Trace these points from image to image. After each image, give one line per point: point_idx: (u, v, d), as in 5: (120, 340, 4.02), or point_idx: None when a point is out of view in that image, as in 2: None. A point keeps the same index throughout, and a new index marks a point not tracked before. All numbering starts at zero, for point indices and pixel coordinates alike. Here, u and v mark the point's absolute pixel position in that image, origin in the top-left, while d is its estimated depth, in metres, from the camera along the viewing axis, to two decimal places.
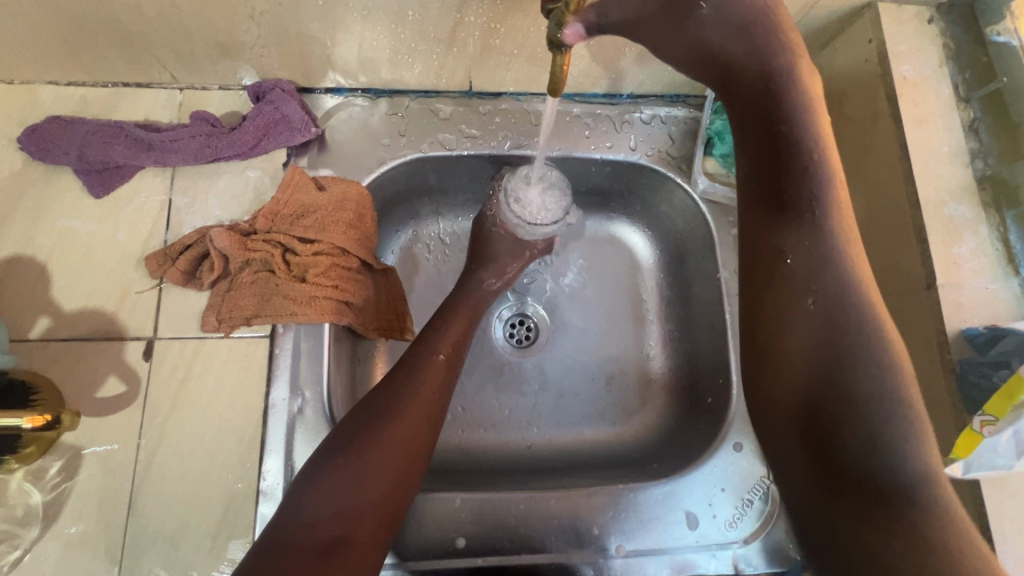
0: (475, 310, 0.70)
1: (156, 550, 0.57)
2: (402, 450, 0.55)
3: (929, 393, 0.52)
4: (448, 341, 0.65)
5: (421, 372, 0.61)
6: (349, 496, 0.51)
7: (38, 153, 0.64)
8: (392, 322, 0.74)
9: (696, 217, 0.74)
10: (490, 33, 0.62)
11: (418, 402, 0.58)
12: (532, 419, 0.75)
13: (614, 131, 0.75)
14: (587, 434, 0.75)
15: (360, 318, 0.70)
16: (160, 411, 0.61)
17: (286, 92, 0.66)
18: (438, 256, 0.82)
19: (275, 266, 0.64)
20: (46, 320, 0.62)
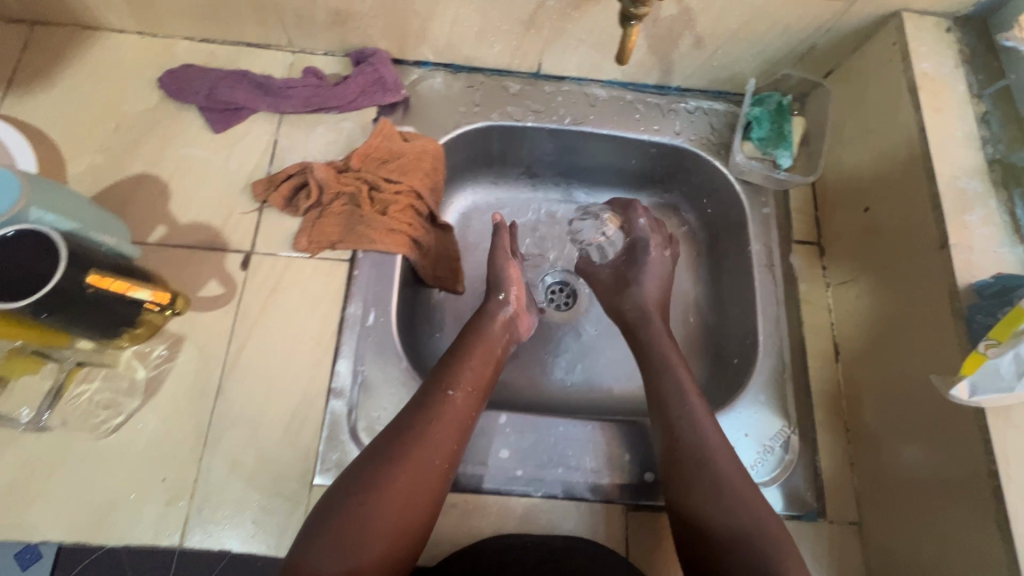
0: (494, 351, 0.68)
1: (236, 430, 0.64)
2: (418, 489, 0.55)
3: (938, 339, 0.59)
4: (466, 378, 0.63)
5: (435, 411, 0.60)
6: (349, 556, 0.51)
7: (173, 91, 0.76)
8: (448, 275, 0.81)
9: (731, 197, 0.82)
10: (565, 19, 0.73)
11: (413, 469, 0.55)
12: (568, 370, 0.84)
13: (661, 117, 0.84)
14: (616, 389, 0.83)
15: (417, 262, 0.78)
16: (251, 312, 0.69)
17: (384, 59, 0.78)
18: (493, 221, 0.91)
19: (360, 201, 0.73)
20: (163, 228, 0.71)
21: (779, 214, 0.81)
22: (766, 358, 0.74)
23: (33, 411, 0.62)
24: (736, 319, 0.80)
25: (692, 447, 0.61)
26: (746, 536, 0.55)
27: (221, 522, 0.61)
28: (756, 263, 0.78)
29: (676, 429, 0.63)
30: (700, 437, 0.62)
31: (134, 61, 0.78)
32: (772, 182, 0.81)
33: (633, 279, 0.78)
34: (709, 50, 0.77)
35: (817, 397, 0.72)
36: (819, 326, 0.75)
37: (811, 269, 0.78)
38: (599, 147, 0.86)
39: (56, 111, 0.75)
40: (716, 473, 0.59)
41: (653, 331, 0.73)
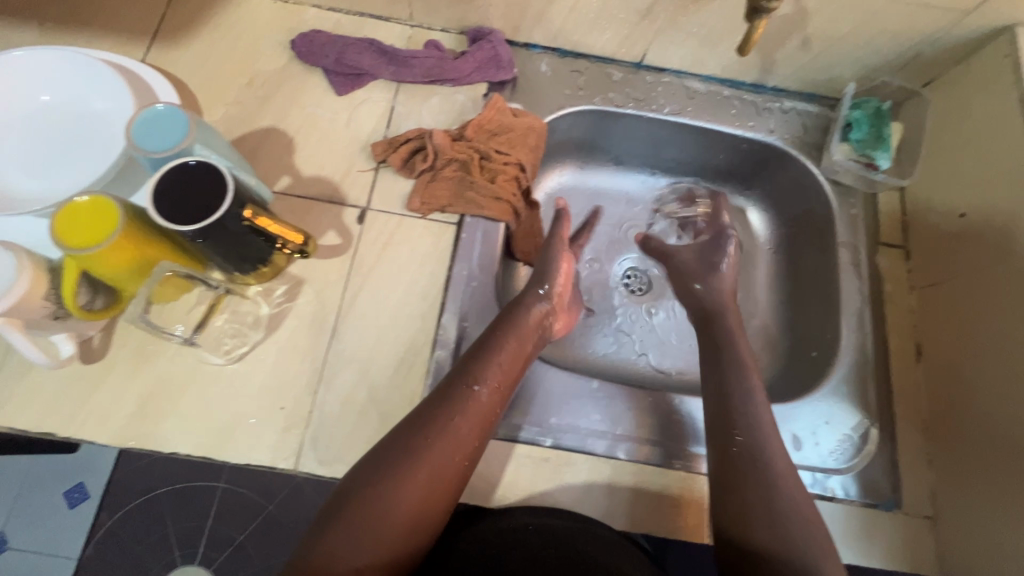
0: (524, 346, 0.66)
1: (348, 370, 0.68)
2: (438, 482, 0.54)
3: None
4: (493, 373, 0.62)
5: (460, 405, 0.58)
6: (364, 545, 0.50)
7: (303, 54, 0.81)
8: (531, 250, 0.84)
9: (819, 197, 0.85)
10: (681, 12, 0.76)
11: (433, 463, 0.54)
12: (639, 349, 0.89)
13: (756, 114, 0.87)
14: (687, 372, 0.87)
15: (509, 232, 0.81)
16: (365, 263, 0.74)
17: (500, 38, 0.82)
18: (575, 206, 0.96)
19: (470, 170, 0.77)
20: (288, 179, 0.77)
21: (867, 215, 0.83)
22: (849, 353, 0.76)
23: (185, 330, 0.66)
24: (816, 313, 0.82)
25: (752, 449, 0.61)
26: (793, 555, 0.53)
27: (330, 453, 0.65)
28: (842, 261, 0.80)
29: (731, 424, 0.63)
30: (754, 466, 0.59)
31: (266, 24, 0.84)
32: (863, 184, 0.83)
33: (716, 262, 0.81)
34: (814, 52, 0.80)
35: (897, 394, 0.74)
36: (902, 326, 0.77)
37: (896, 271, 0.80)
38: (691, 140, 0.90)
39: (195, 64, 0.81)
40: (774, 496, 0.57)
41: (726, 337, 0.73)
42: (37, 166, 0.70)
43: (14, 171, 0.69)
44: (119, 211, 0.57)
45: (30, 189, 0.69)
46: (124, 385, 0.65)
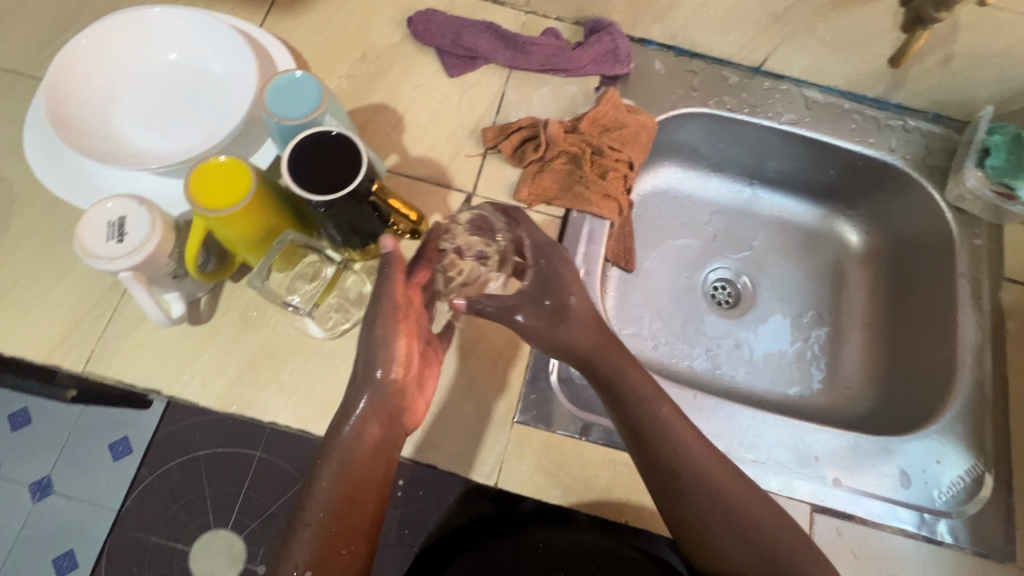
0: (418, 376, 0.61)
1: (448, 357, 0.67)
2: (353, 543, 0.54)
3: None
4: (371, 419, 0.56)
5: (353, 462, 0.55)
6: None
7: (418, 33, 0.80)
8: (620, 252, 0.81)
9: (938, 223, 0.80)
10: (819, 17, 0.72)
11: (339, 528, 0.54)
12: (719, 361, 0.87)
13: (876, 131, 0.83)
14: (772, 391, 0.85)
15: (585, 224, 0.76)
16: None
17: (619, 31, 0.80)
18: (667, 212, 0.93)
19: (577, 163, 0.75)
20: (396, 158, 0.76)
21: (992, 247, 0.78)
22: (964, 391, 0.72)
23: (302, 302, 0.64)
24: (925, 346, 0.78)
25: (710, 489, 0.57)
26: None
27: (428, 438, 0.64)
28: (962, 294, 0.76)
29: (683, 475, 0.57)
30: (718, 529, 0.57)
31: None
32: (991, 215, 0.78)
33: None
34: (953, 70, 0.75)
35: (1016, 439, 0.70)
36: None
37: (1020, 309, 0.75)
38: (800, 152, 0.86)
39: (310, 35, 0.80)
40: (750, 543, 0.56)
41: (614, 367, 0.60)
42: (157, 123, 0.70)
43: (135, 125, 0.69)
44: (250, 173, 0.56)
45: (149, 143, 0.68)
46: (229, 350, 0.65)
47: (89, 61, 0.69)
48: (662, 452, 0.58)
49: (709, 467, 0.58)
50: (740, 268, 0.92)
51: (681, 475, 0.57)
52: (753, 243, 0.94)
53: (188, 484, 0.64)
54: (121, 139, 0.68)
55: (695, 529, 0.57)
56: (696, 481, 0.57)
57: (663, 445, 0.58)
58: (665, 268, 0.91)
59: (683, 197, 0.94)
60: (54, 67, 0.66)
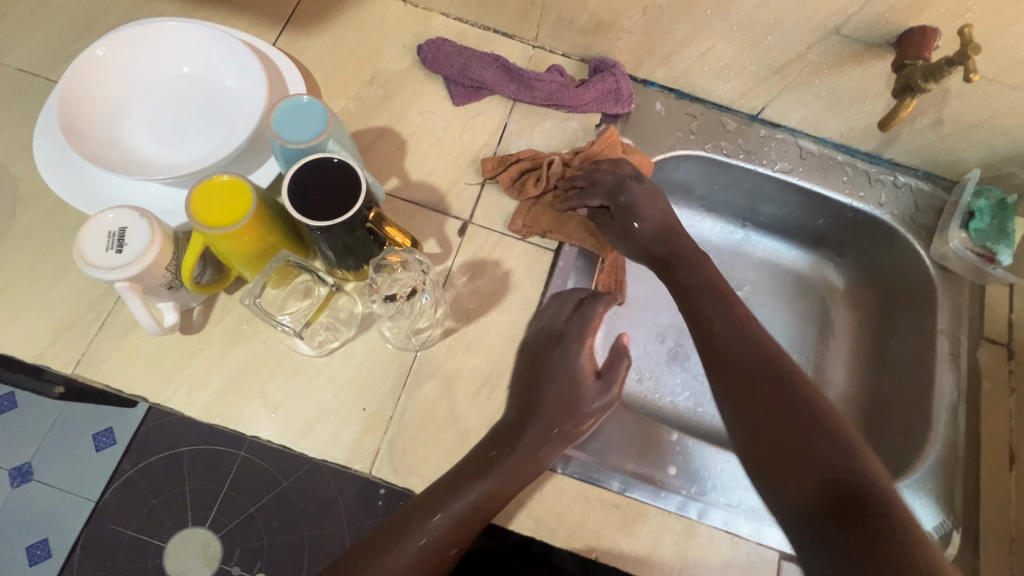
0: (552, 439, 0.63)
1: (433, 382, 0.68)
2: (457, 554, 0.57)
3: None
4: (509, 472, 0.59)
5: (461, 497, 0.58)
6: None
7: (427, 61, 0.82)
8: None
9: (923, 279, 0.82)
10: (816, 74, 0.75)
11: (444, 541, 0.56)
12: (702, 400, 0.87)
13: (867, 185, 0.85)
14: None
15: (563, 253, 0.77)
16: (461, 276, 0.73)
17: (622, 71, 0.82)
18: None
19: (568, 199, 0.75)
20: (396, 181, 0.77)
21: (972, 307, 0.79)
22: (940, 447, 0.72)
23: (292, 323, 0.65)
24: (904, 400, 0.79)
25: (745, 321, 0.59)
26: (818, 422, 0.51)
27: (407, 463, 0.64)
28: (943, 352, 0.77)
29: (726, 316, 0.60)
30: (761, 368, 0.56)
31: (394, 25, 0.85)
32: (974, 275, 0.79)
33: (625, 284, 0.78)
34: (943, 133, 0.77)
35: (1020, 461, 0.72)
36: (998, 430, 0.74)
37: (996, 369, 0.77)
38: (791, 200, 0.89)
39: (322, 55, 0.82)
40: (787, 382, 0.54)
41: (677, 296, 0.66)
42: (166, 133, 0.71)
43: (145, 134, 0.71)
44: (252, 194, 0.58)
45: (157, 153, 0.70)
46: (217, 362, 0.66)
47: (103, 69, 0.71)
48: (702, 325, 0.61)
49: (738, 313, 0.60)
50: None
51: (713, 348, 0.59)
52: (743, 285, 0.95)
53: (168, 475, 0.62)
54: (130, 148, 0.70)
55: (736, 404, 0.56)
56: (727, 325, 0.60)
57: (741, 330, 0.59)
58: (651, 304, 0.92)
59: None
60: (69, 72, 0.68)
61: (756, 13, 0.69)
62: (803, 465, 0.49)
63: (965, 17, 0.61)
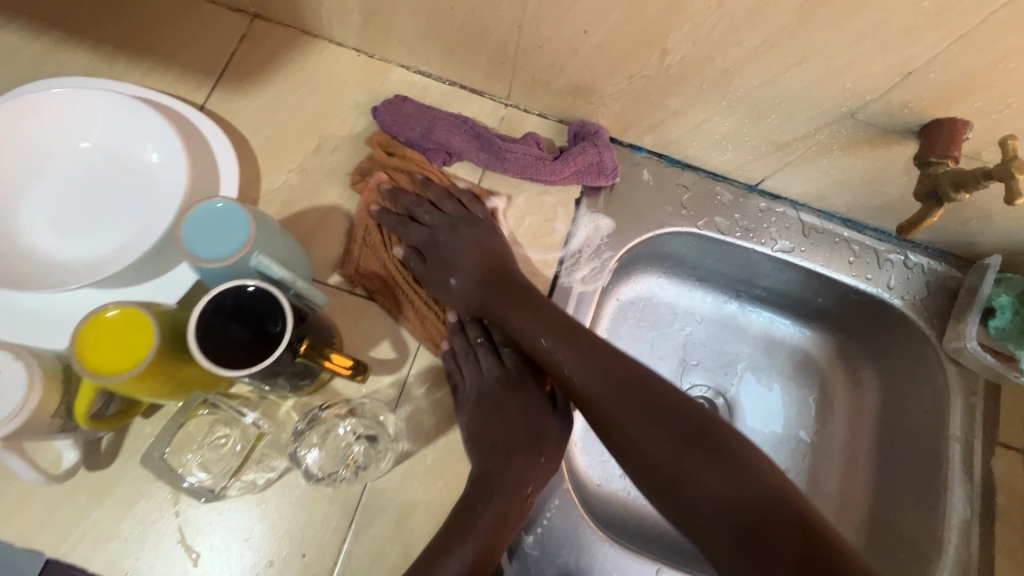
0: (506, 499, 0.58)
1: (385, 518, 0.60)
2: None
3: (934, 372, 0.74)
4: (497, 507, 0.57)
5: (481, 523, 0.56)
6: None
7: (386, 122, 0.71)
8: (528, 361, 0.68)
9: (935, 373, 0.74)
10: (823, 153, 0.66)
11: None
12: None
13: (875, 265, 0.77)
14: None
15: (379, 296, 0.67)
16: (419, 387, 0.64)
17: (607, 141, 0.72)
18: (639, 318, 0.86)
19: (408, 231, 0.67)
20: (345, 272, 0.67)
21: (987, 408, 0.72)
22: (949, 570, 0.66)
23: (210, 480, 0.55)
24: (909, 509, 0.73)
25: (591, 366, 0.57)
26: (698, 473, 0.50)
27: None
28: (955, 462, 0.70)
29: (578, 360, 0.58)
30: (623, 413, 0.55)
31: (346, 80, 0.74)
32: (991, 374, 0.72)
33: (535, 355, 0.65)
34: (961, 217, 0.69)
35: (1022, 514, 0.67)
36: (1014, 552, 0.67)
37: (1012, 480, 0.70)
38: (792, 277, 0.80)
39: (259, 117, 0.71)
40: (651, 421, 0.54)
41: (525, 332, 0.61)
42: (69, 224, 0.61)
43: (43, 226, 0.60)
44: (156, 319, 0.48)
45: (60, 250, 0.60)
46: (131, 502, 0.57)
47: None
48: (614, 414, 0.55)
49: (579, 357, 0.58)
50: (723, 387, 0.86)
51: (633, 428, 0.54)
52: (738, 366, 0.87)
53: None
54: (23, 245, 0.59)
55: (677, 491, 0.51)
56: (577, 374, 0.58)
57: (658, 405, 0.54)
58: None
59: (654, 308, 0.87)
60: None
61: (758, 91, 0.59)
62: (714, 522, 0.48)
63: (1002, 113, 0.52)
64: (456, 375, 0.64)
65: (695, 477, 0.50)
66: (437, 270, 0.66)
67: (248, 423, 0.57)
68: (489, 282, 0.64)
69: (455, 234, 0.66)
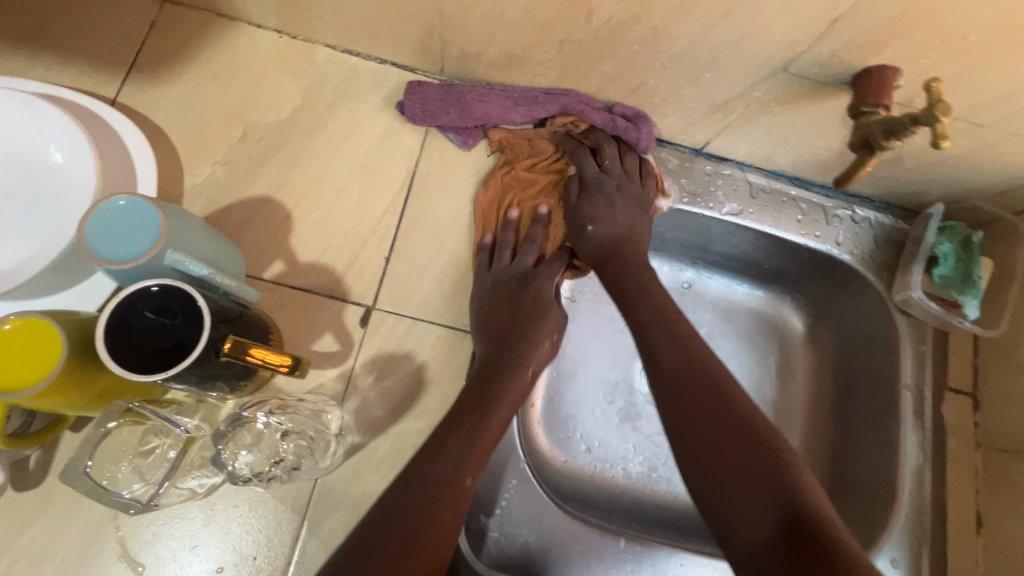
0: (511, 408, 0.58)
1: (338, 514, 0.58)
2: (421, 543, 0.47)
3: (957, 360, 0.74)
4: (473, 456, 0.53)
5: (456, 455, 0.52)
6: None
7: (420, 113, 0.69)
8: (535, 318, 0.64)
9: (886, 325, 0.75)
10: (762, 110, 0.64)
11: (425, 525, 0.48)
12: (659, 468, 0.80)
13: (824, 222, 0.76)
14: None
15: (517, 171, 0.71)
16: (365, 378, 0.62)
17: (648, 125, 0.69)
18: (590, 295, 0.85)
19: (583, 162, 0.70)
20: (281, 265, 0.65)
21: (936, 356, 0.73)
22: (906, 516, 0.67)
23: (143, 489, 0.51)
24: (865, 459, 0.74)
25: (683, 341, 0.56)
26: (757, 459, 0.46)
27: None
28: (908, 410, 0.71)
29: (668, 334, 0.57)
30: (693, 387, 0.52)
31: (268, 64, 0.70)
32: (937, 321, 0.73)
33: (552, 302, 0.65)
34: (903, 168, 0.69)
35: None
36: (965, 493, 0.69)
37: (962, 424, 0.71)
38: (745, 238, 0.79)
39: (178, 108, 0.68)
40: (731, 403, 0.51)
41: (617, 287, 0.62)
42: None
43: None
44: (64, 323, 0.46)
45: None
46: (65, 520, 0.54)
47: None
48: (692, 417, 0.51)
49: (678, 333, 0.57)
50: None
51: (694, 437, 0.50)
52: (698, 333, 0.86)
53: None
54: None
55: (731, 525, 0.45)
56: (664, 341, 0.56)
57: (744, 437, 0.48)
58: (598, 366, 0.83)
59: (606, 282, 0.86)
60: None
61: (690, 49, 0.57)
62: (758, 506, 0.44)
63: (929, 57, 0.51)
64: (492, 260, 0.67)
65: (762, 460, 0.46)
66: (580, 214, 0.68)
67: (181, 431, 0.53)
68: (603, 242, 0.66)
69: (609, 199, 0.67)
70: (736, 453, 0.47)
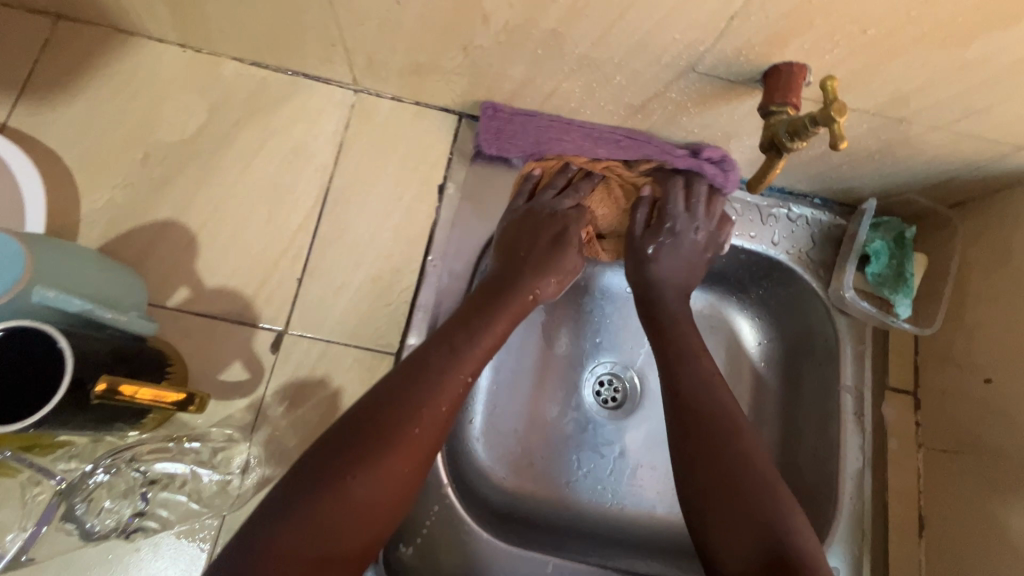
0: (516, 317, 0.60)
1: None
2: (393, 484, 0.46)
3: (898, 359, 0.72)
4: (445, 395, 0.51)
5: (435, 386, 0.50)
6: (294, 542, 0.42)
7: (495, 149, 0.69)
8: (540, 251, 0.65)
9: (826, 325, 0.73)
10: (681, 111, 0.62)
11: (405, 449, 0.47)
12: (602, 482, 0.78)
13: (759, 222, 0.74)
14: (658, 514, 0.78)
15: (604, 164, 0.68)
16: (276, 407, 0.60)
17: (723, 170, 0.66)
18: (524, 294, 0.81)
19: (672, 193, 0.67)
20: (186, 291, 0.62)
21: (875, 354, 0.72)
22: (845, 521, 0.66)
23: None
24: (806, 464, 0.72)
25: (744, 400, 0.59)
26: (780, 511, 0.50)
27: None
28: (848, 413, 0.69)
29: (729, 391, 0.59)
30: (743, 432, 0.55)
31: (171, 80, 0.67)
32: (874, 321, 0.72)
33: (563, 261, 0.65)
34: (833, 164, 0.67)
35: (1002, 532, 0.59)
36: (906, 495, 0.68)
37: (902, 423, 0.70)
38: None
39: (74, 131, 0.64)
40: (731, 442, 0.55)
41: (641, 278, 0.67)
42: None
43: None
44: None
45: None
46: None
47: None
48: (715, 454, 0.54)
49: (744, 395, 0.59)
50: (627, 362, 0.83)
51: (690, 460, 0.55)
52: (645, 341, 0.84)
53: None
54: None
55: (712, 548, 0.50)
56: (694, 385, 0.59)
57: (726, 462, 0.53)
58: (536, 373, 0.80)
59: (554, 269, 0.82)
60: None
61: (595, 51, 0.55)
62: (735, 530, 0.50)
63: (833, 53, 0.49)
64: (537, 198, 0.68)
65: (751, 494, 0.51)
66: (639, 249, 0.68)
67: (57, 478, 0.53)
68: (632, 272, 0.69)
69: (669, 241, 0.67)
70: (735, 488, 0.52)
